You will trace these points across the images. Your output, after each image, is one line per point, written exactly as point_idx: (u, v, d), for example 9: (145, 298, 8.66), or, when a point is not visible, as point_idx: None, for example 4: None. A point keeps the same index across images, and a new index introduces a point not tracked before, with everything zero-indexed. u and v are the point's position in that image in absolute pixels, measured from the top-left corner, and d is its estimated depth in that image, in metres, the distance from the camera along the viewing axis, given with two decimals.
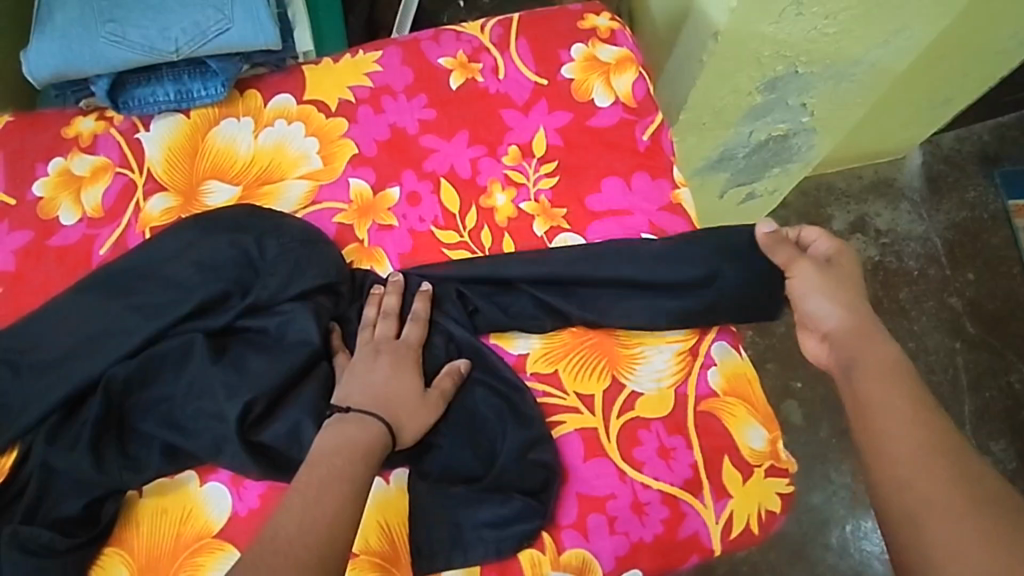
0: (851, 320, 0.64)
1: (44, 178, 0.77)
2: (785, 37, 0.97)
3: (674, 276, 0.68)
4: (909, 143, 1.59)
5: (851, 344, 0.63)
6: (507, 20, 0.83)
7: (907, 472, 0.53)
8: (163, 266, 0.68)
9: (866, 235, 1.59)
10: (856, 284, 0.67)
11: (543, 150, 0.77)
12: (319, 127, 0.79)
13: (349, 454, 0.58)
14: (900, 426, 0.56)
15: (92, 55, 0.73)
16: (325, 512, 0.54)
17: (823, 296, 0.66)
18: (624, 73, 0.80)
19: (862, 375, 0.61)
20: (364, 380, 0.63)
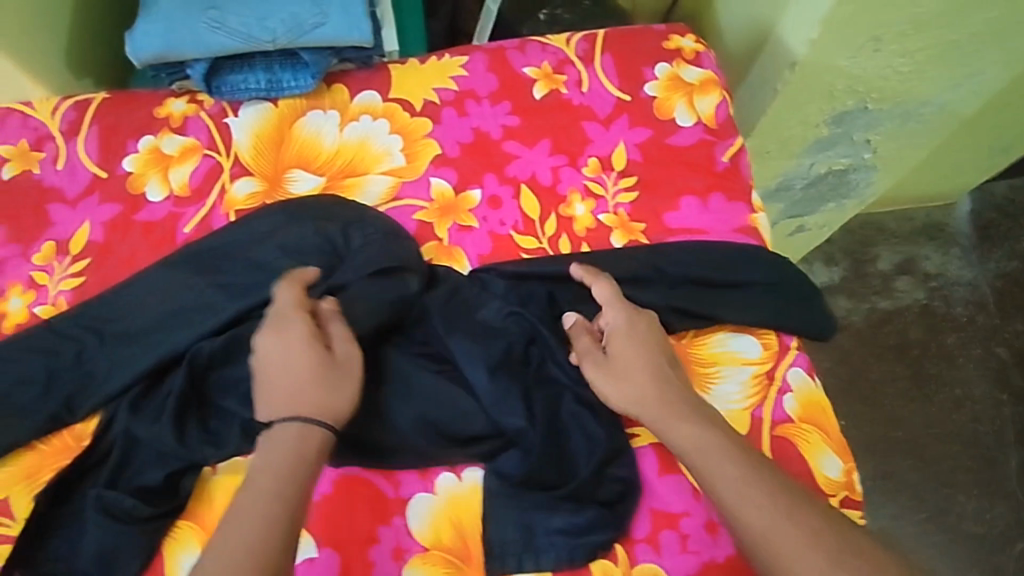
0: (656, 403, 0.62)
1: (135, 154, 0.79)
2: (859, 72, 0.96)
3: (747, 278, 0.71)
4: (962, 189, 1.58)
5: (666, 429, 0.61)
6: (593, 35, 0.84)
7: (778, 552, 0.54)
8: (251, 250, 0.70)
9: (913, 277, 1.58)
10: (641, 360, 0.63)
11: (623, 164, 0.77)
12: (404, 126, 0.80)
13: (290, 462, 0.55)
14: (751, 509, 0.56)
15: (192, 39, 0.74)
16: (265, 550, 0.51)
17: (621, 387, 0.63)
18: (708, 94, 0.80)
19: (693, 460, 0.59)
20: (273, 374, 0.59)
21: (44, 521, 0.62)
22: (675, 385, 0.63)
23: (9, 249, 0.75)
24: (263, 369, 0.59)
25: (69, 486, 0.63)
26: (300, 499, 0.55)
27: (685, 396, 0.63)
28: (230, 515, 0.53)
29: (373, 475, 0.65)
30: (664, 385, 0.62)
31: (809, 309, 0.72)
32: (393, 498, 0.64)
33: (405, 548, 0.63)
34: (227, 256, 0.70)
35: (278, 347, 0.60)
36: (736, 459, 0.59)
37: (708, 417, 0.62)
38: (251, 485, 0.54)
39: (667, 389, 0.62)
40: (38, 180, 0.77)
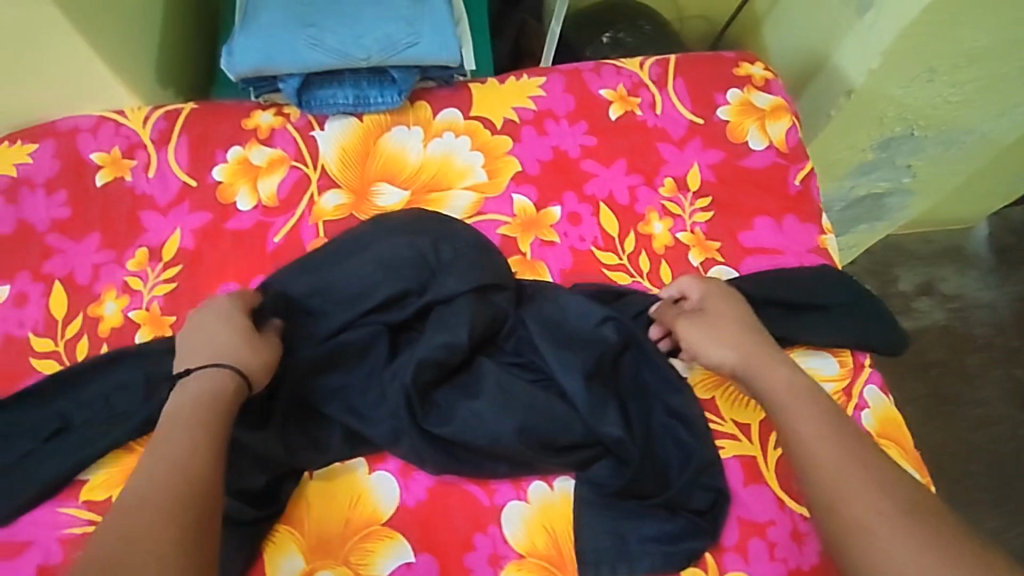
0: (748, 354, 0.66)
1: (223, 164, 0.80)
2: (912, 101, 1.00)
3: (827, 297, 0.74)
4: (980, 214, 1.63)
5: (756, 376, 0.65)
6: (664, 60, 0.87)
7: (842, 495, 0.57)
8: (351, 256, 0.72)
9: (932, 297, 1.62)
10: (734, 320, 0.69)
11: (698, 185, 0.80)
12: (485, 143, 0.82)
13: (198, 398, 0.60)
14: (827, 454, 0.59)
15: (291, 55, 0.77)
16: (182, 482, 0.54)
17: (715, 338, 0.68)
18: (779, 120, 0.84)
19: (777, 405, 0.63)
20: (193, 334, 0.65)
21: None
22: (766, 342, 0.68)
23: (103, 254, 0.77)
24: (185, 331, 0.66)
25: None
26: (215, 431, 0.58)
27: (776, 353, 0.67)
28: (157, 444, 0.57)
29: (466, 483, 0.67)
30: (756, 340, 0.67)
31: (883, 329, 0.74)
32: (487, 506, 0.66)
33: (502, 554, 0.64)
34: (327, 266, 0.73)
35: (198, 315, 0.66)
36: (815, 410, 0.62)
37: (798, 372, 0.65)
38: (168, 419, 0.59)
39: (761, 344, 0.67)
40: (130, 187, 0.80)
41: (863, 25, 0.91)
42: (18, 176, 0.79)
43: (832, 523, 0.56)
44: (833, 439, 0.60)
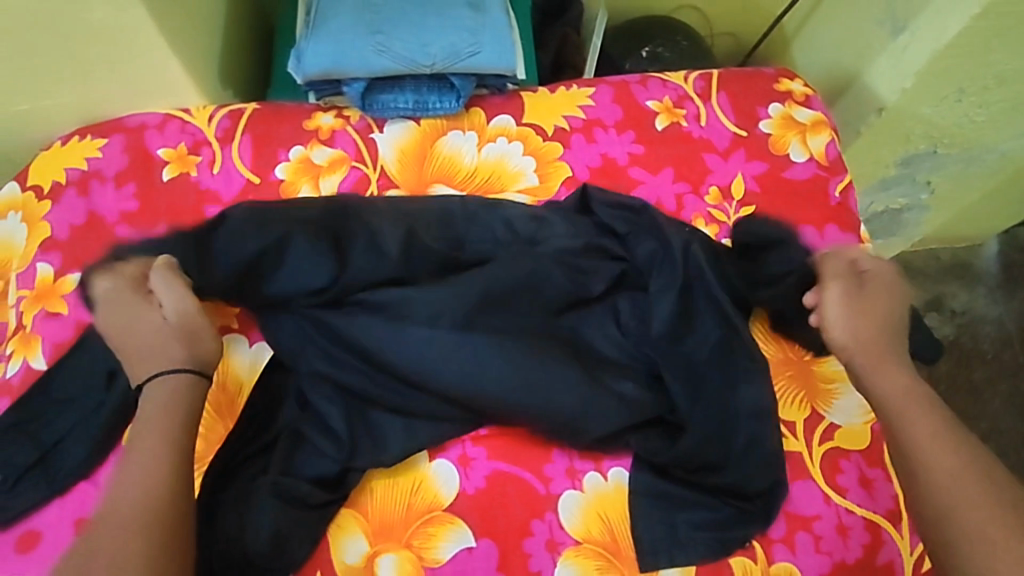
0: (875, 348, 0.68)
1: (286, 163, 0.83)
2: (938, 119, 1.04)
3: None
4: (987, 230, 1.62)
5: (874, 369, 0.67)
6: (708, 75, 0.91)
7: (957, 500, 0.58)
8: (411, 237, 0.75)
9: (940, 313, 1.61)
10: (882, 304, 0.70)
11: (742, 194, 0.84)
12: (537, 148, 0.85)
13: (176, 393, 0.62)
14: (946, 456, 0.61)
15: (359, 61, 0.81)
16: (151, 488, 0.58)
17: (847, 328, 0.69)
18: (820, 134, 0.88)
19: (895, 403, 0.65)
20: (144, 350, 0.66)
21: (218, 500, 0.66)
22: (892, 339, 0.69)
23: None
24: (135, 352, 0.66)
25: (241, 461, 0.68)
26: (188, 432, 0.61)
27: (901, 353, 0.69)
28: (137, 441, 0.60)
29: (523, 473, 0.69)
30: (885, 338, 0.69)
31: (919, 335, 0.78)
32: (544, 494, 0.68)
33: (559, 540, 0.67)
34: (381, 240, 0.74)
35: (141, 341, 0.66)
36: (932, 413, 0.64)
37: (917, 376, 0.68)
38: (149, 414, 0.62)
39: (887, 342, 0.69)
40: (195, 182, 0.82)
41: (897, 46, 0.97)
42: (89, 170, 0.82)
43: (941, 528, 0.58)
44: (949, 443, 0.62)
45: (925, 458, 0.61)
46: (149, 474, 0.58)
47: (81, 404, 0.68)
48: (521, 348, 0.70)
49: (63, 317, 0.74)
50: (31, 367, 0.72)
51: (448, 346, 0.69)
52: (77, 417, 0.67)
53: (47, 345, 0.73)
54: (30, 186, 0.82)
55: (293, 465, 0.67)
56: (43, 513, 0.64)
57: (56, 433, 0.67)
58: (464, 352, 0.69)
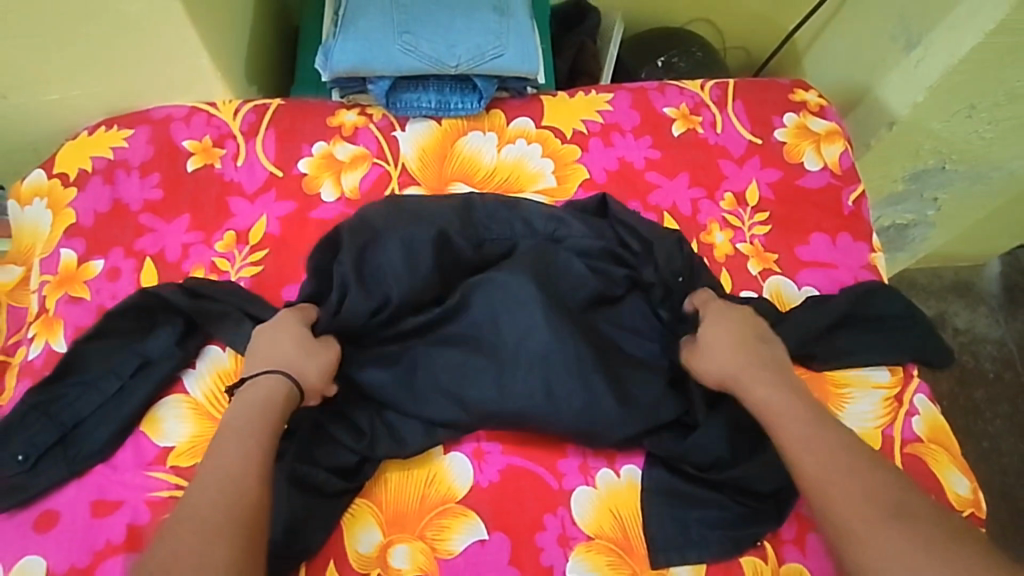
0: (744, 365, 0.68)
1: (309, 158, 0.84)
2: (947, 135, 1.06)
3: (886, 309, 0.79)
4: (991, 251, 1.63)
5: (744, 389, 0.67)
6: (724, 83, 0.93)
7: (830, 497, 0.59)
8: (443, 237, 0.75)
9: (943, 330, 1.62)
10: (738, 332, 0.70)
11: (756, 200, 0.86)
12: (556, 151, 0.87)
13: (262, 398, 0.63)
14: (817, 457, 0.61)
15: (385, 59, 0.83)
16: (240, 476, 0.57)
17: (712, 355, 0.70)
18: (834, 144, 0.89)
19: (770, 418, 0.65)
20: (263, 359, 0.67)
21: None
22: (755, 350, 0.69)
23: (192, 234, 0.80)
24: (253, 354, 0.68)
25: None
26: (274, 435, 0.62)
27: (772, 360, 0.69)
28: (211, 455, 0.59)
29: (537, 467, 0.69)
30: (753, 355, 0.69)
31: (929, 342, 0.79)
32: (557, 489, 0.69)
33: (570, 536, 0.67)
34: (408, 240, 0.75)
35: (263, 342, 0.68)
36: (810, 423, 0.63)
37: (786, 382, 0.67)
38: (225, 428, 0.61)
39: (754, 355, 0.69)
40: (219, 174, 0.83)
41: (911, 60, 0.99)
42: (114, 159, 0.83)
43: (828, 529, 0.58)
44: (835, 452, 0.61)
45: (807, 470, 0.60)
46: (232, 486, 0.57)
47: (102, 388, 0.69)
48: (539, 342, 0.70)
49: (85, 301, 0.75)
50: (52, 349, 0.73)
51: (468, 349, 0.72)
52: (98, 401, 0.68)
53: (69, 329, 0.74)
54: (56, 173, 0.83)
55: (307, 452, 0.68)
56: (61, 493, 0.65)
57: (76, 415, 0.67)
58: (478, 356, 0.71)
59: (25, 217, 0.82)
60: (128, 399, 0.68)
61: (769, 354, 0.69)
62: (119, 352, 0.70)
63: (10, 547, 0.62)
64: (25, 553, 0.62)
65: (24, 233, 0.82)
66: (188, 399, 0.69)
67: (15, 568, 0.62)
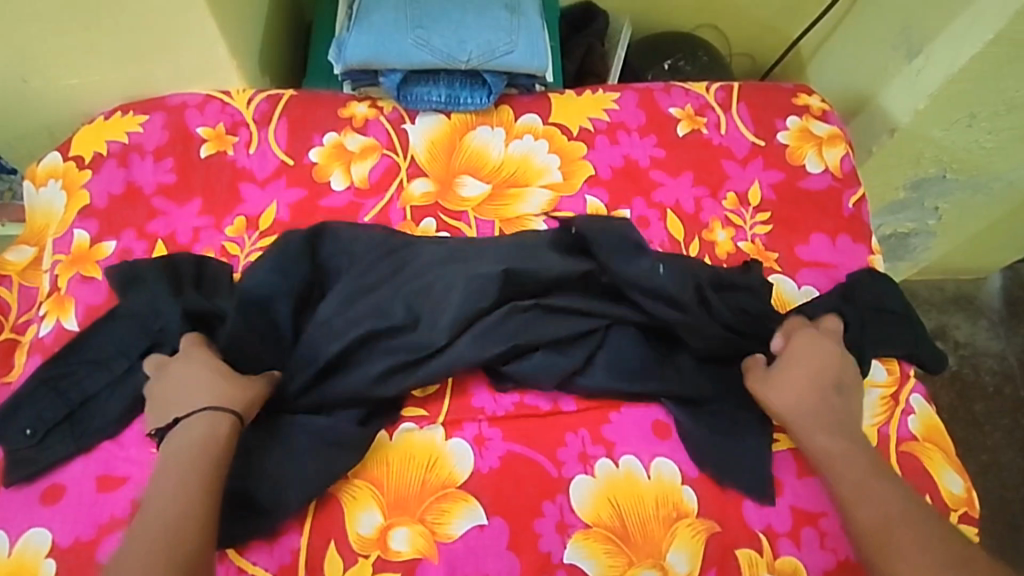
0: (823, 411, 0.70)
1: (319, 147, 0.86)
2: (948, 144, 1.08)
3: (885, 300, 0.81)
4: (993, 265, 1.64)
5: (807, 434, 0.69)
6: (729, 86, 0.94)
7: (890, 552, 0.61)
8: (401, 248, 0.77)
9: (943, 343, 1.63)
10: (800, 380, 0.71)
11: (758, 200, 0.87)
12: (562, 147, 0.88)
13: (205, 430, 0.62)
14: (883, 515, 0.63)
15: (398, 52, 0.85)
16: (180, 513, 0.58)
17: (784, 396, 0.71)
18: (835, 147, 0.91)
19: (834, 464, 0.67)
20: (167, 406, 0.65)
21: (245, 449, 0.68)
22: (830, 394, 0.71)
23: (203, 219, 0.81)
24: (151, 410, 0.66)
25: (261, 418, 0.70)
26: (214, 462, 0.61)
27: (843, 402, 0.71)
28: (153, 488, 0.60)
29: (537, 455, 0.70)
30: (828, 399, 0.70)
31: (926, 343, 0.80)
32: (557, 477, 0.70)
33: (569, 523, 0.68)
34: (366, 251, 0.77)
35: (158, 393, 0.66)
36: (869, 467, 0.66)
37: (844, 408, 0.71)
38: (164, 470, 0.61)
39: (822, 398, 0.70)
40: (231, 161, 0.85)
41: (913, 68, 1.01)
42: (129, 144, 0.85)
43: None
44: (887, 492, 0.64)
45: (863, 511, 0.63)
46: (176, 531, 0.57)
47: (110, 367, 0.70)
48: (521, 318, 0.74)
49: (97, 281, 0.77)
50: (63, 327, 0.74)
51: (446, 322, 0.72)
52: (107, 379, 0.69)
53: (80, 308, 0.75)
54: (72, 156, 0.85)
55: (308, 422, 0.69)
56: (69, 467, 0.66)
57: (85, 392, 0.68)
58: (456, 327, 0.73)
59: (40, 199, 0.84)
60: (136, 377, 0.69)
61: (839, 394, 0.71)
62: (128, 330, 0.71)
63: (18, 519, 0.63)
64: (32, 524, 0.63)
65: (39, 214, 0.84)
66: None
67: (21, 539, 0.63)
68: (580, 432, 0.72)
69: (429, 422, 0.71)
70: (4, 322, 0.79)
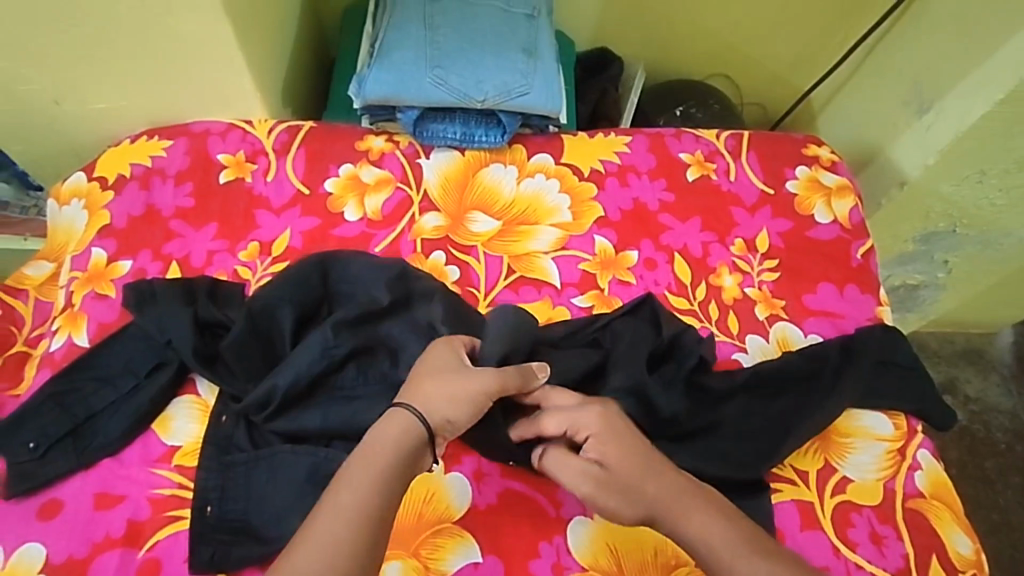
0: (644, 498, 0.60)
1: (335, 178, 0.88)
2: (958, 199, 1.08)
3: (892, 354, 0.80)
4: (1003, 320, 1.62)
5: (677, 527, 0.59)
6: (739, 134, 0.96)
7: None
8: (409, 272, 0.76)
9: (953, 397, 1.60)
10: (630, 462, 0.62)
11: (766, 247, 0.88)
12: (573, 187, 0.90)
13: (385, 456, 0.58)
14: None
15: (417, 90, 0.88)
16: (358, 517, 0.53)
17: (614, 498, 0.62)
18: (844, 198, 0.92)
19: (712, 555, 0.57)
20: (426, 375, 0.64)
21: (230, 463, 0.66)
22: (633, 476, 0.62)
23: (218, 243, 0.83)
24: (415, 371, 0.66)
25: (251, 435, 0.68)
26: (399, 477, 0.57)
27: (659, 475, 0.62)
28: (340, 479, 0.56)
29: (537, 495, 0.70)
30: (655, 476, 0.61)
31: (933, 397, 0.79)
32: (554, 517, 0.69)
33: (565, 565, 0.66)
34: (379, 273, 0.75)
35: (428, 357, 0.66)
36: (754, 547, 0.56)
37: (678, 483, 0.61)
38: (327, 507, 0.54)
39: (646, 480, 0.61)
40: (249, 188, 0.87)
41: (923, 123, 1.02)
42: (152, 168, 0.88)
43: None
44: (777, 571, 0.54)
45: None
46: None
47: (116, 385, 0.70)
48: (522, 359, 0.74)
49: (110, 299, 0.78)
50: (74, 343, 0.75)
51: None
52: (112, 396, 0.69)
53: (92, 324, 0.76)
54: (96, 177, 0.87)
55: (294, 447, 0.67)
56: (68, 484, 0.66)
57: (90, 408, 0.69)
58: None
59: (62, 216, 0.86)
60: (140, 396, 0.69)
61: (642, 463, 0.62)
62: (136, 350, 0.72)
63: (14, 534, 0.63)
64: (26, 539, 0.63)
65: (60, 231, 0.86)
66: (199, 400, 0.71)
67: (15, 554, 0.62)
68: None
69: None
70: (17, 335, 0.80)
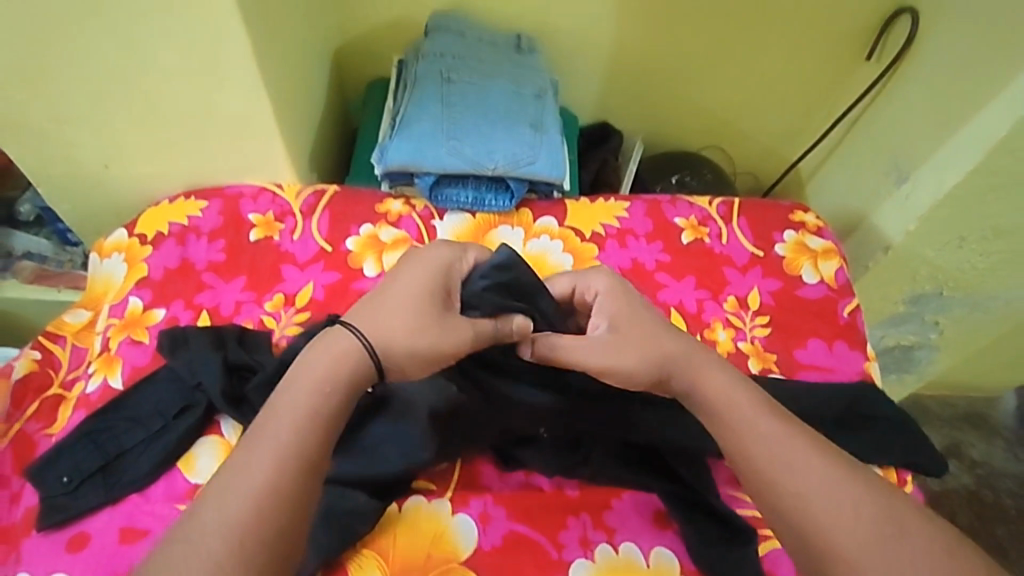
0: (666, 346, 0.70)
1: (356, 237, 0.95)
2: (941, 263, 1.14)
3: (879, 408, 0.84)
4: (1004, 384, 1.65)
5: (689, 381, 0.69)
6: (730, 201, 1.04)
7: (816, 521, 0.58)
8: None
9: (958, 461, 1.61)
10: (642, 324, 0.72)
11: (757, 304, 0.94)
12: (575, 248, 0.96)
13: (311, 387, 0.61)
14: (804, 467, 0.61)
15: (433, 158, 0.97)
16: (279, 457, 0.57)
17: (629, 354, 0.70)
18: (830, 260, 0.98)
19: (726, 408, 0.66)
20: (397, 279, 0.70)
21: None
22: (649, 323, 0.72)
23: (246, 294, 0.89)
24: (393, 271, 0.72)
25: None
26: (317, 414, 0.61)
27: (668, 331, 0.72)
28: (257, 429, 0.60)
29: (540, 537, 0.72)
30: (669, 338, 0.71)
31: (922, 450, 0.83)
32: (556, 559, 0.71)
33: None
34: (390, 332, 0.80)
35: (418, 258, 0.73)
36: (762, 405, 0.66)
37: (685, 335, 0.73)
38: (258, 441, 0.58)
39: (662, 330, 0.72)
40: (277, 245, 0.94)
41: (901, 192, 1.10)
42: (188, 225, 0.95)
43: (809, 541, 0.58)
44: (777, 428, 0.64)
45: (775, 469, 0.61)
46: (263, 520, 0.54)
47: (146, 425, 0.75)
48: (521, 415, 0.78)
49: (144, 344, 0.84)
50: (109, 385, 0.81)
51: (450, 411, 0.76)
52: (142, 435, 0.74)
53: (127, 368, 0.82)
54: (137, 233, 0.95)
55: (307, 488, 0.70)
56: (96, 518, 0.69)
57: (120, 446, 0.73)
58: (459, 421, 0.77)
59: (102, 269, 0.93)
60: (168, 436, 0.74)
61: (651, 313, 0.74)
62: (166, 392, 0.77)
63: (43, 565, 0.67)
64: (55, 570, 0.66)
65: (99, 282, 0.93)
66: (222, 439, 0.75)
67: None
68: (582, 517, 0.74)
69: (437, 496, 0.74)
70: (53, 378, 0.85)
